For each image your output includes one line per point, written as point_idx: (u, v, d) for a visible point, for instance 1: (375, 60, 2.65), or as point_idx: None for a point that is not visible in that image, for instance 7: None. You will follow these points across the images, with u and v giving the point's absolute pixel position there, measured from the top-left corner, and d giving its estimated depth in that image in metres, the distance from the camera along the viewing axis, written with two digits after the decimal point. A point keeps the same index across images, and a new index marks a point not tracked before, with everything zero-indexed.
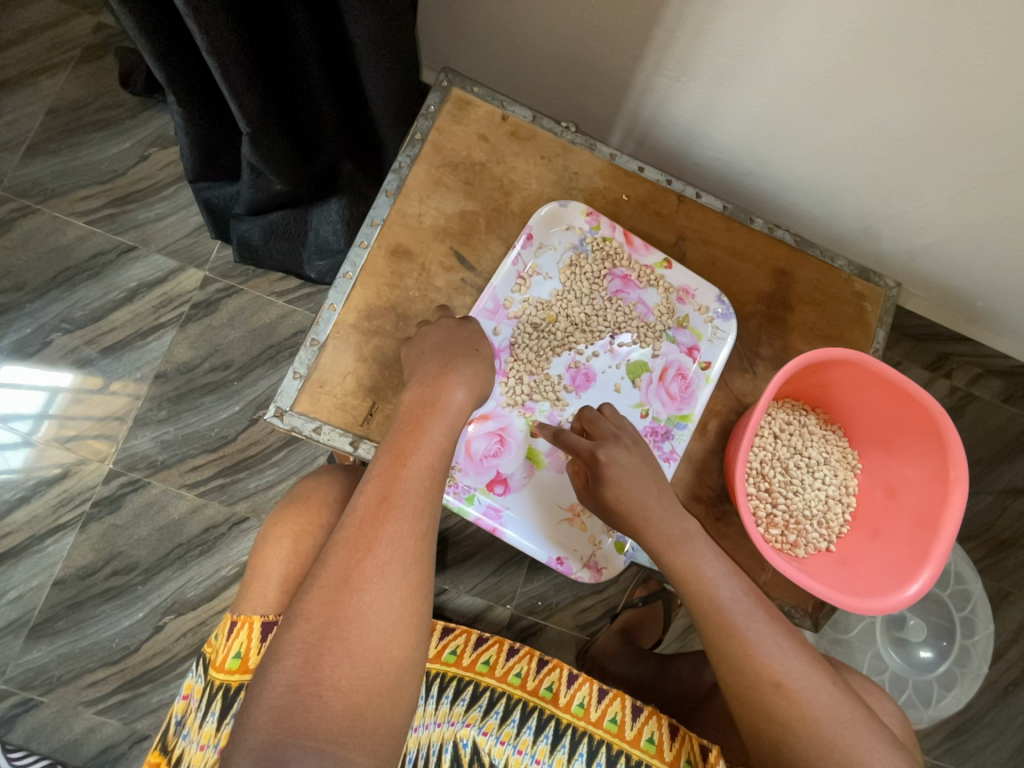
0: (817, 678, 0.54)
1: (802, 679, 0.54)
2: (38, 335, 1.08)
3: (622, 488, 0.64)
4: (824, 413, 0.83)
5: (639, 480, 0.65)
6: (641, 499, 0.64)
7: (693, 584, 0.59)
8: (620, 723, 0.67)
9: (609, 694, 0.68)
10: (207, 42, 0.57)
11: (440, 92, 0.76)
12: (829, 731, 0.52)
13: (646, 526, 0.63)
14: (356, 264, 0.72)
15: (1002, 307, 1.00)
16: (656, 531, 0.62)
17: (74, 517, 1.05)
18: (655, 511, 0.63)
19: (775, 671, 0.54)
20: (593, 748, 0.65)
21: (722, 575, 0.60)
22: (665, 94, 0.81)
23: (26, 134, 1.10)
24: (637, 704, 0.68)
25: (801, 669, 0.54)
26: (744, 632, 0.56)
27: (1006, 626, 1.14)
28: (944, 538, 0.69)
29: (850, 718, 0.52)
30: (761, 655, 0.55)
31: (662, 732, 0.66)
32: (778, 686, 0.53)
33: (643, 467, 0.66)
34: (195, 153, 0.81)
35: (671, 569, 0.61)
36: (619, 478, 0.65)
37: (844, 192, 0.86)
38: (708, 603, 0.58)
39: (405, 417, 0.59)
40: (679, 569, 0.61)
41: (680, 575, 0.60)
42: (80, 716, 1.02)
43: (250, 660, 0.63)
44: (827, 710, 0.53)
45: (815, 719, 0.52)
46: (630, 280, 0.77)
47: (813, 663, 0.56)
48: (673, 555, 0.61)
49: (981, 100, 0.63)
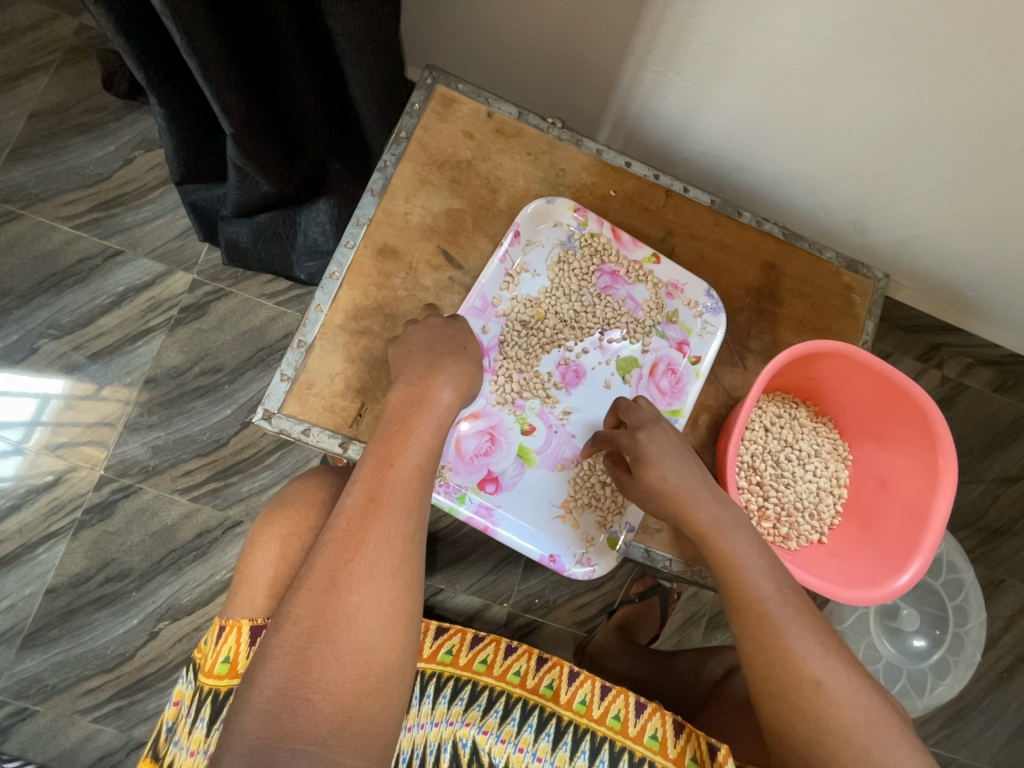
0: (854, 680, 0.54)
1: (839, 678, 0.53)
2: (25, 341, 1.07)
3: (664, 467, 0.64)
4: (814, 405, 0.84)
5: (681, 460, 0.65)
6: (687, 484, 0.63)
7: (737, 574, 0.59)
8: (623, 719, 0.66)
9: (611, 691, 0.68)
10: (186, 41, 0.56)
11: (425, 90, 0.76)
12: (864, 733, 0.51)
13: (694, 509, 0.62)
14: (343, 265, 0.72)
15: (992, 297, 1.01)
16: (704, 513, 0.62)
17: (66, 525, 1.04)
18: (703, 494, 0.63)
19: (814, 669, 0.54)
20: (595, 746, 0.65)
21: (765, 567, 0.60)
22: (651, 88, 0.81)
23: (8, 139, 1.09)
24: (640, 701, 0.67)
25: (841, 669, 0.54)
26: (786, 627, 0.56)
27: (1000, 613, 1.14)
28: (933, 528, 0.69)
29: (884, 720, 0.52)
30: (803, 653, 0.54)
31: (666, 728, 0.65)
32: (817, 684, 0.53)
33: (681, 448, 0.66)
34: (179, 156, 0.80)
35: (718, 557, 0.61)
36: (660, 458, 0.64)
37: (831, 184, 0.86)
38: (750, 595, 0.58)
39: (391, 417, 0.59)
40: (725, 556, 0.60)
41: (724, 564, 0.60)
42: (76, 724, 1.01)
43: (238, 666, 0.63)
44: (862, 711, 0.52)
45: (851, 719, 0.51)
46: (619, 276, 0.77)
47: (852, 666, 0.55)
48: (720, 542, 0.61)
49: (967, 91, 0.63)
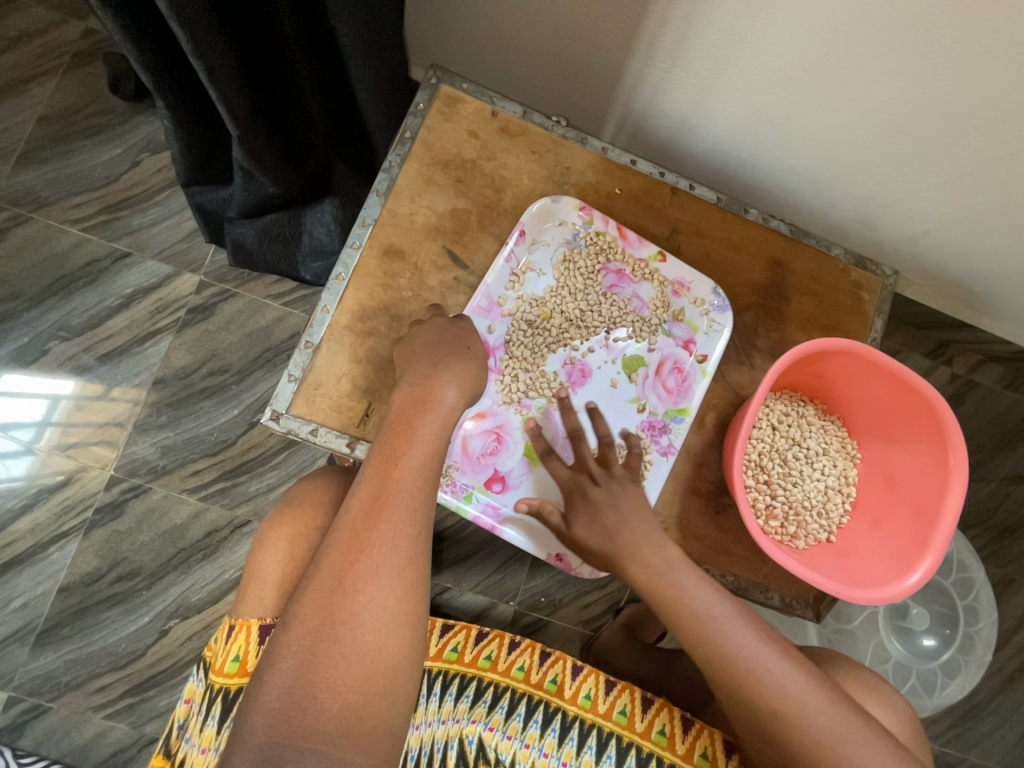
0: (814, 696, 0.53)
1: (799, 702, 0.53)
2: (36, 343, 1.08)
3: (593, 520, 0.65)
4: (822, 403, 0.83)
5: (613, 512, 0.65)
6: (618, 535, 0.63)
7: (679, 615, 0.58)
8: (630, 714, 0.68)
9: (617, 687, 0.70)
10: (192, 45, 0.56)
11: (429, 90, 0.76)
12: (831, 752, 0.51)
13: (627, 556, 0.62)
14: (349, 265, 0.72)
15: (1003, 293, 1.00)
16: (636, 559, 0.61)
17: (77, 525, 1.05)
18: (634, 540, 0.62)
19: (771, 698, 0.53)
20: (602, 742, 0.67)
21: (710, 600, 0.58)
22: (656, 85, 0.80)
23: (17, 143, 1.10)
24: (647, 697, 0.69)
25: (799, 693, 0.53)
26: (735, 662, 0.55)
27: (1011, 613, 1.13)
28: (944, 526, 0.69)
29: (850, 735, 0.52)
30: (758, 686, 0.54)
31: (674, 724, 0.67)
32: (775, 713, 0.53)
33: (640, 507, 0.66)
34: (186, 157, 0.80)
35: (659, 599, 0.60)
36: (591, 510, 0.66)
37: (838, 181, 0.86)
38: (696, 634, 0.57)
39: (395, 417, 0.59)
40: (664, 600, 0.59)
41: (667, 606, 0.59)
42: (89, 721, 1.02)
43: (248, 665, 0.63)
44: (827, 731, 0.52)
45: (815, 741, 0.52)
46: (624, 274, 0.77)
47: (811, 682, 0.54)
48: (657, 586, 0.60)
49: (977, 84, 0.62)
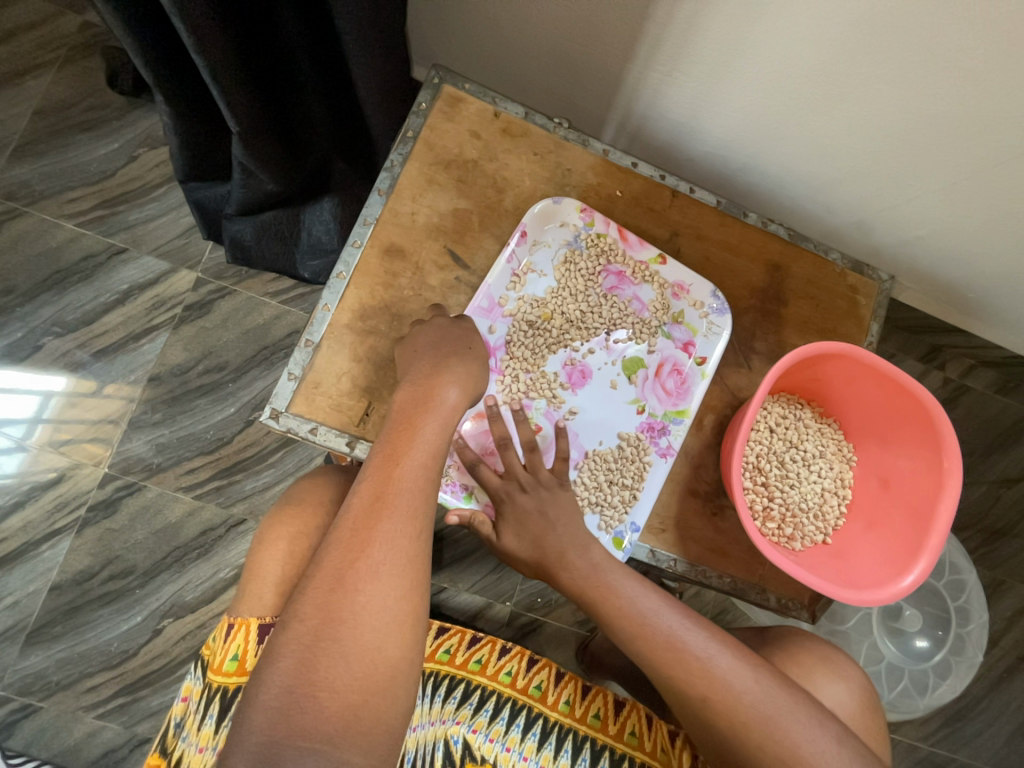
0: (740, 679, 0.56)
1: (726, 685, 0.55)
2: (29, 339, 1.07)
3: (518, 530, 0.66)
4: (819, 406, 0.84)
5: (537, 520, 0.66)
6: (544, 541, 0.65)
7: (611, 613, 0.60)
8: (603, 718, 0.69)
9: (591, 692, 0.72)
10: (194, 39, 0.56)
11: (431, 90, 0.76)
12: (758, 731, 0.54)
13: (552, 561, 0.65)
14: (350, 264, 0.72)
15: (995, 299, 1.01)
16: (565, 561, 0.64)
17: (69, 522, 1.04)
18: (557, 547, 0.65)
19: (699, 684, 0.56)
20: (578, 744, 0.68)
21: (638, 595, 0.61)
22: (657, 88, 0.80)
23: (13, 136, 1.09)
24: (618, 700, 0.71)
25: (727, 676, 0.56)
26: (665, 652, 0.57)
27: (1000, 614, 1.15)
28: (938, 529, 0.69)
29: (775, 713, 0.54)
30: (686, 673, 0.56)
31: (642, 725, 0.69)
32: (704, 699, 0.55)
33: (568, 513, 0.67)
34: (184, 153, 0.80)
35: (591, 600, 0.62)
36: (516, 520, 0.67)
37: (836, 186, 0.87)
38: (629, 629, 0.59)
39: (397, 417, 0.59)
40: (595, 600, 0.62)
41: (599, 606, 0.61)
42: (80, 720, 1.01)
43: (246, 664, 0.64)
44: (752, 711, 0.54)
45: (743, 721, 0.54)
46: (624, 276, 0.78)
47: (739, 665, 0.56)
48: (588, 587, 0.62)
49: (971, 93, 0.63)
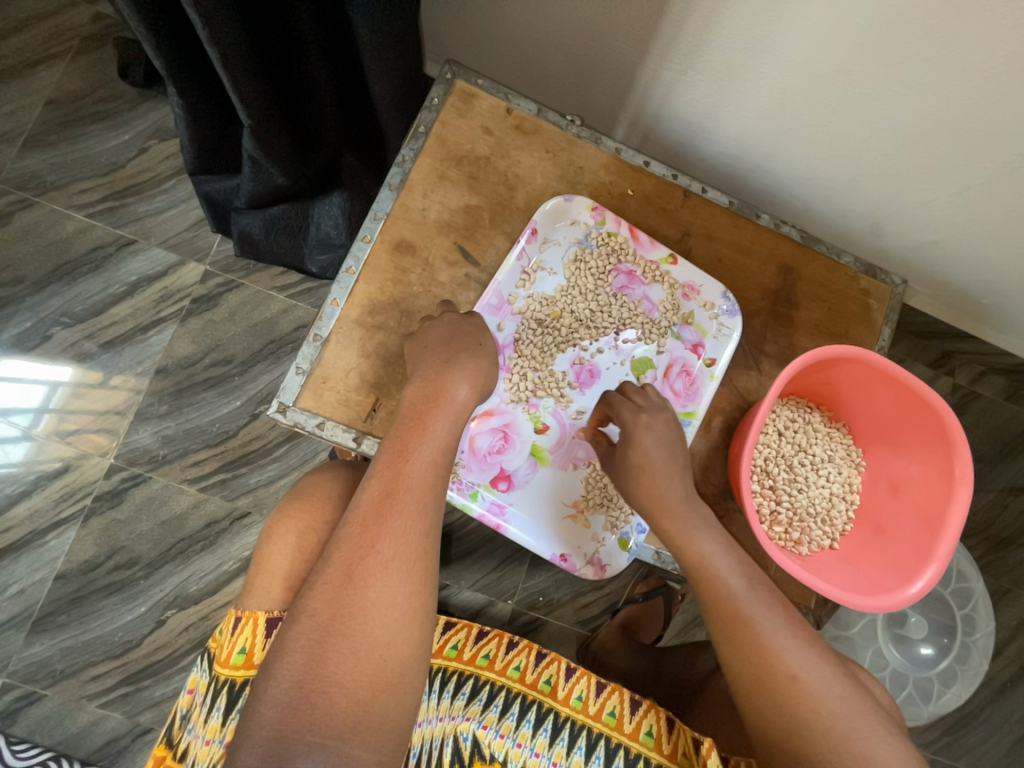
0: (827, 667, 0.54)
1: (814, 668, 0.53)
2: (38, 329, 1.07)
3: (654, 450, 0.64)
4: (828, 410, 0.83)
5: (671, 452, 0.65)
6: (662, 486, 0.63)
7: (706, 572, 0.59)
8: (619, 716, 0.67)
9: (607, 688, 0.69)
10: (207, 29, 0.56)
11: (444, 85, 0.76)
12: (842, 723, 0.51)
13: (665, 503, 0.63)
14: (359, 259, 0.72)
15: (1008, 305, 1.00)
16: (671, 512, 0.62)
17: (75, 512, 1.05)
18: (677, 492, 0.63)
19: (789, 662, 0.53)
20: (591, 742, 0.66)
21: (734, 565, 0.59)
22: (670, 87, 0.80)
23: (24, 126, 1.09)
24: (635, 698, 0.68)
25: (814, 662, 0.54)
26: (758, 621, 0.55)
27: (1005, 623, 1.14)
28: (948, 537, 0.69)
29: (859, 707, 0.52)
30: (777, 646, 0.54)
31: (660, 725, 0.67)
32: (793, 678, 0.53)
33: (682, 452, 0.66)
34: (194, 146, 0.80)
35: (687, 557, 0.60)
36: (650, 444, 0.65)
37: (849, 189, 0.86)
38: (722, 593, 0.58)
39: (408, 413, 0.58)
40: (694, 555, 0.60)
41: (694, 562, 0.60)
42: (83, 709, 1.01)
43: (255, 656, 0.63)
44: (837, 700, 0.52)
45: (826, 709, 0.51)
46: (635, 275, 0.77)
47: (825, 656, 0.55)
48: (687, 542, 0.61)
49: (987, 96, 0.62)
